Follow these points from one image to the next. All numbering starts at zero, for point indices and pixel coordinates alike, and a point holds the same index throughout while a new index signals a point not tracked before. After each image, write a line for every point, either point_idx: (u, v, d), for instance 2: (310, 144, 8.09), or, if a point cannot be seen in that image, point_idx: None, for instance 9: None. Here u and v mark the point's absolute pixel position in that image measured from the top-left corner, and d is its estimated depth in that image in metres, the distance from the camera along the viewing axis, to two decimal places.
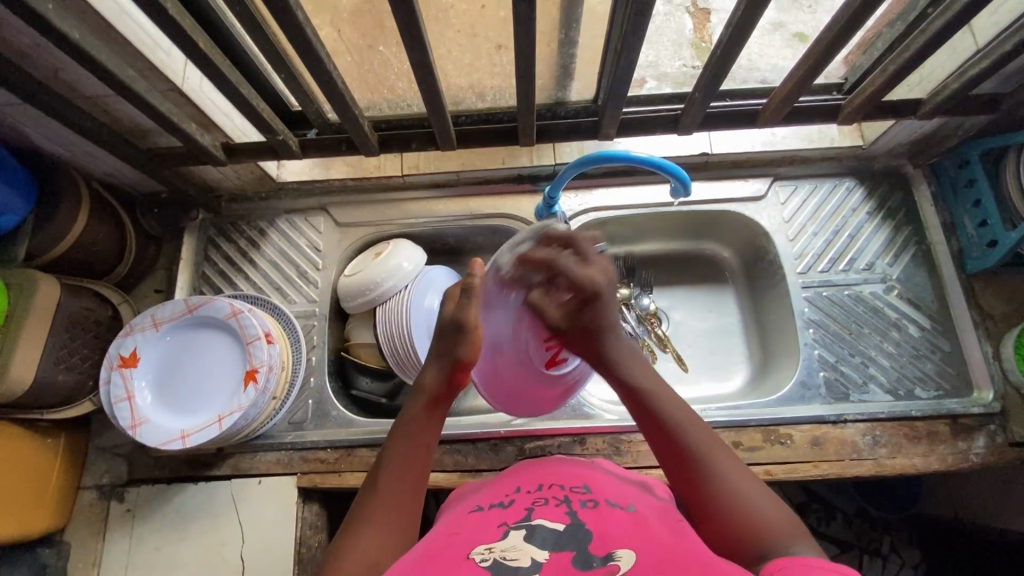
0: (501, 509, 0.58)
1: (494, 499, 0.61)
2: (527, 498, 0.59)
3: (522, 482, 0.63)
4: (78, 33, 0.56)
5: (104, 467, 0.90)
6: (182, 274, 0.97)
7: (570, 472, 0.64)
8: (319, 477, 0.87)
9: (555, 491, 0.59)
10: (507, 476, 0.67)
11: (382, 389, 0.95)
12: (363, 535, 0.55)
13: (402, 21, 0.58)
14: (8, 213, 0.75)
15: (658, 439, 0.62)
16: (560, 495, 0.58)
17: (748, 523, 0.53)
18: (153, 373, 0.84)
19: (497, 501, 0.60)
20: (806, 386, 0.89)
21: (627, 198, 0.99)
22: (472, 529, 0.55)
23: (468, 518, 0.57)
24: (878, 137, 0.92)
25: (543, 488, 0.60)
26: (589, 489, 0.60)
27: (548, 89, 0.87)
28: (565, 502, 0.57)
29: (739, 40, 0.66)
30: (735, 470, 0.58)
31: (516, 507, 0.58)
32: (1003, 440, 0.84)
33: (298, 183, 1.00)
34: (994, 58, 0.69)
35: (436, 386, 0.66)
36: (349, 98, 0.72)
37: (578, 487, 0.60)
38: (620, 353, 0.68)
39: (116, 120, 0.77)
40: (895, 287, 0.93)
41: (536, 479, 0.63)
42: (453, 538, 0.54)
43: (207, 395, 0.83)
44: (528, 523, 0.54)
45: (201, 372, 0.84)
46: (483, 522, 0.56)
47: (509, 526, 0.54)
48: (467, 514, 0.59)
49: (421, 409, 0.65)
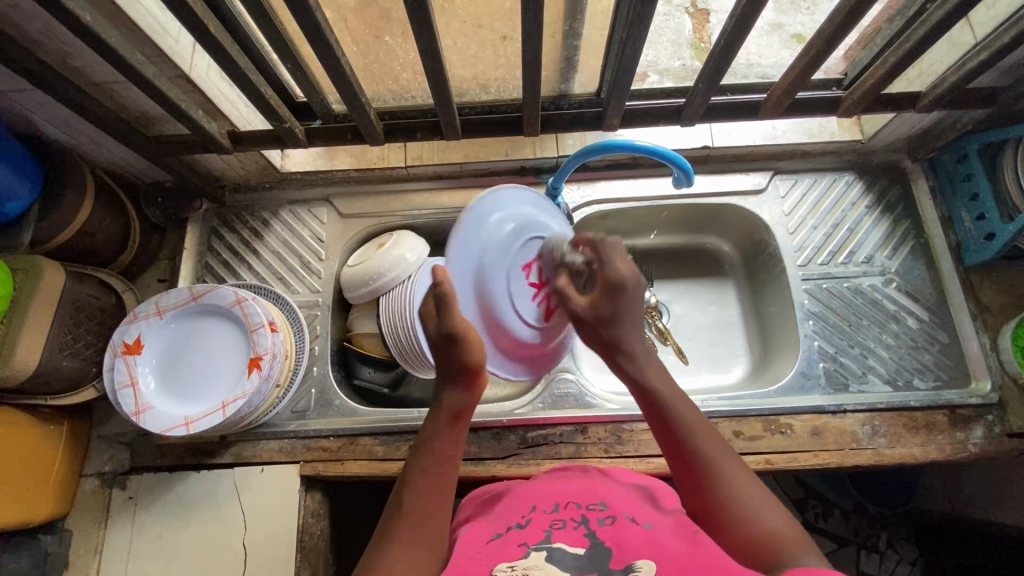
0: (520, 529, 0.59)
1: (512, 517, 0.62)
2: (545, 517, 0.61)
3: (538, 501, 0.64)
4: (88, 16, 0.57)
5: (107, 454, 0.90)
6: (185, 263, 0.98)
7: (584, 490, 0.65)
8: (322, 465, 0.87)
9: (573, 511, 0.61)
10: (523, 491, 0.68)
11: (384, 379, 0.96)
12: (393, 553, 0.55)
13: (411, 7, 0.59)
14: (14, 200, 0.76)
15: (671, 445, 0.61)
16: (578, 516, 0.60)
17: (763, 543, 0.53)
18: (158, 369, 0.83)
19: (515, 520, 0.61)
20: (806, 376, 0.90)
21: (629, 191, 0.99)
22: (494, 550, 0.57)
23: (489, 538, 0.59)
24: (878, 131, 0.93)
25: (560, 508, 0.62)
26: (605, 507, 0.62)
27: (552, 81, 0.88)
28: (583, 521, 0.59)
29: (742, 31, 0.67)
30: (751, 485, 0.58)
31: (534, 527, 0.59)
32: (1001, 431, 0.85)
33: (302, 174, 1.01)
34: (993, 50, 0.70)
35: (459, 402, 0.64)
36: (356, 86, 0.72)
37: (594, 504, 0.62)
38: (640, 354, 0.66)
39: (123, 107, 0.77)
40: (894, 280, 0.94)
41: (551, 497, 0.64)
42: (476, 558, 0.55)
43: (218, 390, 0.82)
44: (548, 544, 0.56)
45: (212, 373, 0.83)
46: (505, 543, 0.57)
47: (530, 546, 0.56)
48: (485, 533, 0.61)
49: (442, 423, 0.63)
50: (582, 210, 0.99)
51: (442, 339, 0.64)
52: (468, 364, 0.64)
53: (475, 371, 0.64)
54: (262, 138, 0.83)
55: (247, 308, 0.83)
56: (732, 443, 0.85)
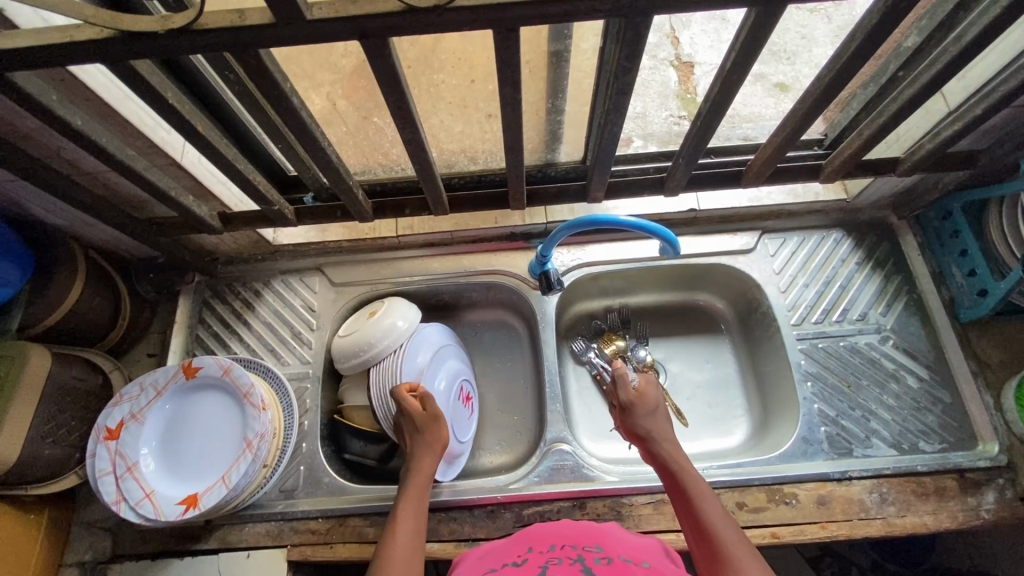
0: (515, 567, 0.57)
1: (508, 558, 0.60)
2: (541, 556, 0.59)
3: (534, 543, 0.62)
4: (79, 120, 0.58)
5: (88, 541, 0.87)
6: (176, 337, 0.97)
7: (579, 533, 0.64)
8: (311, 549, 0.84)
9: (568, 551, 0.59)
10: (518, 537, 0.66)
11: (376, 452, 0.92)
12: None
13: (394, 106, 0.59)
14: (4, 286, 0.76)
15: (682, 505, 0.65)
16: (573, 555, 0.58)
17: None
18: (166, 473, 0.81)
19: (511, 560, 0.60)
20: (808, 442, 0.87)
21: (618, 255, 1.00)
22: None
23: None
24: (862, 191, 0.95)
25: (556, 548, 0.60)
26: (601, 548, 0.60)
27: (537, 152, 0.90)
28: (578, 560, 0.56)
29: (716, 116, 0.68)
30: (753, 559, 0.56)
31: (530, 564, 0.57)
32: (1013, 495, 0.82)
33: (294, 246, 1.02)
34: (966, 121, 0.71)
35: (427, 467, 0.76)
36: (344, 170, 0.73)
37: (590, 546, 0.60)
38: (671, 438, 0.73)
39: (116, 193, 0.79)
40: (890, 337, 0.93)
41: (547, 539, 0.62)
42: None
43: (220, 468, 0.81)
44: None
45: (220, 437, 0.83)
46: None
47: None
48: None
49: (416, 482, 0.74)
50: (572, 273, 1.00)
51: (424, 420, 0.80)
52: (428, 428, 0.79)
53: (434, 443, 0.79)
54: (252, 217, 0.84)
55: (200, 366, 0.84)
56: (736, 515, 0.82)
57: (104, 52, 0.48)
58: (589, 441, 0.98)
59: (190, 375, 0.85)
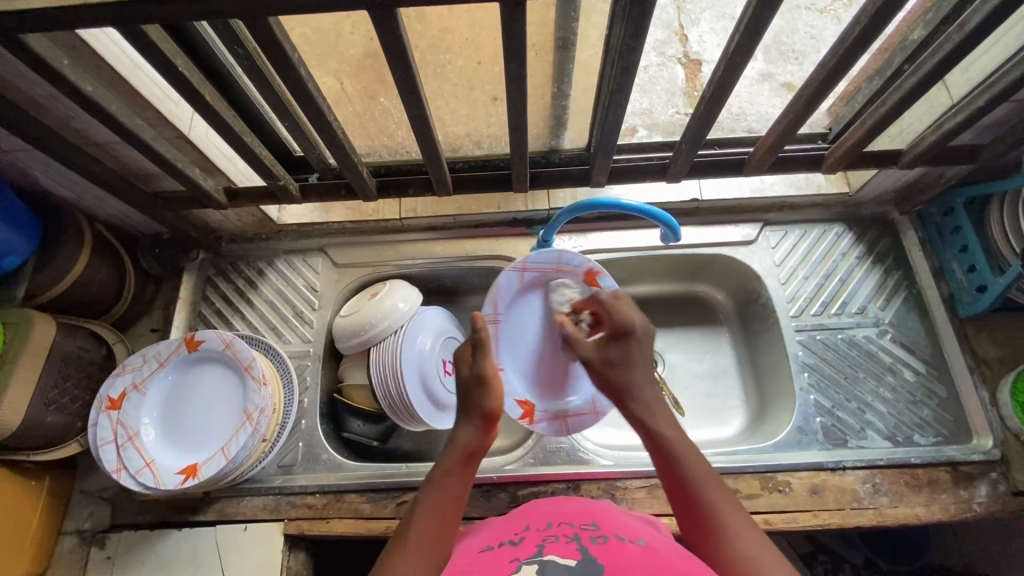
0: (512, 546, 0.57)
1: (505, 536, 0.60)
2: (538, 535, 0.59)
3: (532, 520, 0.62)
4: (90, 86, 0.59)
5: (87, 510, 0.88)
6: (179, 312, 0.98)
7: (575, 510, 0.64)
8: (307, 524, 0.85)
9: (565, 529, 0.59)
10: (516, 514, 0.66)
11: (374, 432, 0.94)
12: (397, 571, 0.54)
13: (400, 79, 0.59)
14: (11, 253, 0.77)
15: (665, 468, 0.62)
16: (570, 533, 0.58)
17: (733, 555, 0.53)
18: (167, 444, 0.82)
19: (507, 539, 0.59)
20: (803, 431, 0.88)
21: (620, 242, 1.00)
22: (485, 566, 0.54)
23: (478, 557, 0.56)
24: (864, 185, 0.95)
25: (552, 526, 0.60)
26: (598, 526, 0.60)
27: (542, 138, 0.90)
28: (575, 538, 0.57)
29: (720, 99, 0.68)
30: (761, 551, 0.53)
31: (527, 544, 0.57)
32: (1006, 489, 0.82)
33: (298, 226, 1.03)
34: (969, 112, 0.71)
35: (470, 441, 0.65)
36: (349, 147, 0.73)
37: (587, 523, 0.60)
38: (651, 398, 0.66)
39: (124, 165, 0.80)
40: (888, 331, 0.94)
41: (545, 516, 0.63)
42: None
43: (220, 439, 0.82)
44: (539, 558, 0.53)
45: (221, 410, 0.84)
46: (496, 558, 0.55)
47: (521, 561, 0.53)
48: (476, 553, 0.58)
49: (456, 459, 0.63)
50: None
51: (471, 382, 0.68)
52: (487, 411, 0.66)
53: (493, 417, 0.66)
54: (257, 194, 0.84)
55: (203, 339, 0.85)
56: None
57: (116, 16, 0.49)
58: (585, 428, 0.99)
59: (191, 347, 0.86)
